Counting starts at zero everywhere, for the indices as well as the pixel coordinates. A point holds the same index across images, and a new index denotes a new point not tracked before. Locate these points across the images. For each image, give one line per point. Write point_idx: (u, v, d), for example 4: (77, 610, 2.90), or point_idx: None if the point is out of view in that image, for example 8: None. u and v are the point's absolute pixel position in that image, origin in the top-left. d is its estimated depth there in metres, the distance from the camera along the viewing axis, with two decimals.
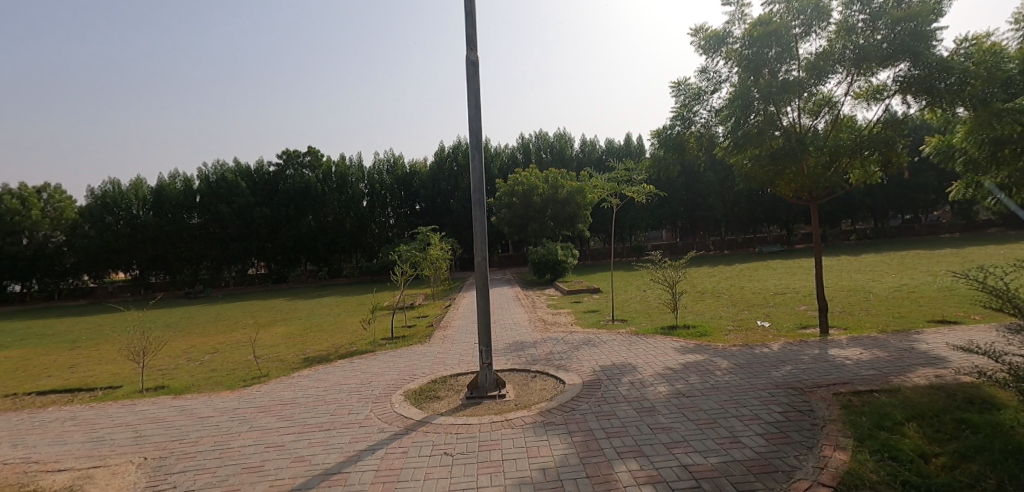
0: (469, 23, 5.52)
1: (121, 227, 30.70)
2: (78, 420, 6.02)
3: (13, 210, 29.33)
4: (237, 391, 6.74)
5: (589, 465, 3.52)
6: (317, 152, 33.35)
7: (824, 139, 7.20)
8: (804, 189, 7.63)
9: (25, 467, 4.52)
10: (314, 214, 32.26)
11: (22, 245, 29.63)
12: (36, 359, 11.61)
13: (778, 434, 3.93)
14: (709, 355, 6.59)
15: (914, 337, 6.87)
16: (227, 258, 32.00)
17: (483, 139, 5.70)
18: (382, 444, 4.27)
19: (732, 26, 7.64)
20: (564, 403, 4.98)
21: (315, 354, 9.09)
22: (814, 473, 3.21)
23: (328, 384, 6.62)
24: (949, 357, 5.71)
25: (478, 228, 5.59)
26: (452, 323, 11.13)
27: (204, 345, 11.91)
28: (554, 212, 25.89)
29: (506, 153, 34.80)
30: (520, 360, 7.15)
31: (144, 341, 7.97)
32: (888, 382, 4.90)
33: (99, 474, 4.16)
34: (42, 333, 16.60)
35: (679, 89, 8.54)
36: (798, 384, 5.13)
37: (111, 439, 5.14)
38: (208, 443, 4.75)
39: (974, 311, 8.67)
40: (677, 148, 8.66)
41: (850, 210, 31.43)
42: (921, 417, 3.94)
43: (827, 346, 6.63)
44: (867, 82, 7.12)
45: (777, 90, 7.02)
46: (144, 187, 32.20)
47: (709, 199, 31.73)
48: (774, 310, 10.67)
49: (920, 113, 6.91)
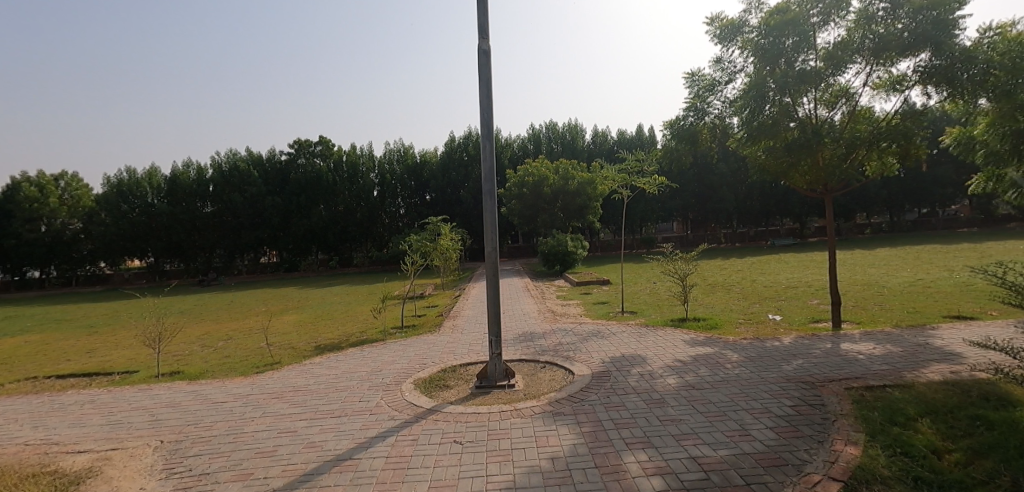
0: (482, 12, 5.48)
1: (136, 216, 31.15)
2: (96, 403, 6.16)
3: (32, 197, 29.92)
4: (250, 378, 6.84)
5: (597, 456, 3.53)
6: (329, 142, 33.52)
7: (840, 132, 7.06)
8: (818, 182, 7.52)
9: (46, 449, 4.63)
10: (325, 205, 32.59)
11: (40, 233, 30.26)
12: (54, 343, 11.84)
13: (788, 428, 3.91)
14: (719, 348, 6.55)
15: (928, 332, 6.79)
16: (240, 246, 32.32)
17: (494, 129, 5.65)
18: (393, 431, 4.33)
19: (748, 14, 7.50)
20: (573, 394, 4.99)
21: (327, 343, 9.19)
22: (824, 467, 3.20)
23: (338, 372, 6.69)
24: (965, 353, 5.63)
25: (487, 218, 5.54)
26: (461, 313, 11.17)
27: (217, 332, 12.11)
28: (565, 203, 25.77)
29: (517, 143, 34.74)
30: (528, 351, 7.19)
31: (159, 327, 8.06)
32: (900, 377, 4.85)
33: (116, 456, 4.26)
34: (60, 318, 16.94)
35: (693, 80, 8.41)
36: (810, 378, 5.09)
37: (128, 423, 5.25)
38: (222, 427, 4.84)
39: (991, 307, 8.51)
40: (689, 139, 8.54)
41: (865, 203, 31.01)
42: (934, 413, 3.90)
43: (839, 341, 6.55)
44: (887, 72, 6.96)
45: (793, 81, 6.91)
46: (158, 175, 32.55)
47: (721, 191, 31.48)
48: (786, 304, 10.60)
49: (941, 104, 6.76)
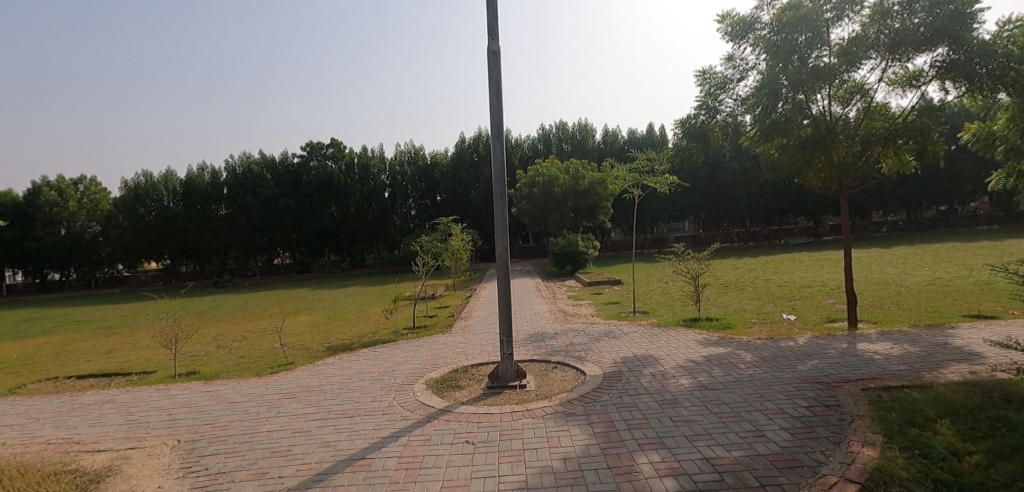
0: (491, 13, 5.49)
1: (153, 218, 31.67)
2: (115, 403, 6.28)
3: (52, 201, 30.67)
4: (264, 377, 6.95)
5: (610, 457, 3.52)
6: (340, 144, 33.80)
7: (855, 128, 6.96)
8: (833, 180, 7.42)
9: (67, 447, 4.74)
10: (337, 207, 32.90)
11: (60, 236, 30.93)
12: (74, 344, 12.09)
13: (804, 429, 3.86)
14: (733, 348, 6.49)
15: (948, 331, 6.67)
16: (254, 248, 32.72)
17: (504, 129, 5.66)
18: (406, 431, 4.36)
19: (760, 11, 7.42)
20: (585, 395, 4.98)
21: (340, 343, 9.28)
22: (840, 468, 3.16)
23: (351, 372, 6.75)
24: (985, 353, 5.52)
25: (498, 219, 5.55)
26: (473, 314, 11.22)
27: (232, 332, 12.28)
28: (575, 203, 25.70)
29: (527, 144, 34.73)
30: (540, 351, 7.19)
31: (175, 328, 8.18)
32: (919, 377, 4.77)
33: (136, 455, 4.35)
34: (79, 319, 17.28)
35: (704, 78, 8.34)
36: (825, 379, 5.02)
37: (146, 422, 5.35)
38: (238, 427, 4.91)
39: (1013, 306, 8.33)
40: (701, 137, 8.45)
41: (881, 201, 30.54)
42: (954, 414, 3.83)
43: (855, 341, 6.47)
44: (903, 68, 6.86)
45: (806, 77, 6.82)
46: (174, 178, 33.08)
47: (733, 190, 31.18)
48: (800, 303, 10.47)
49: (959, 99, 6.63)
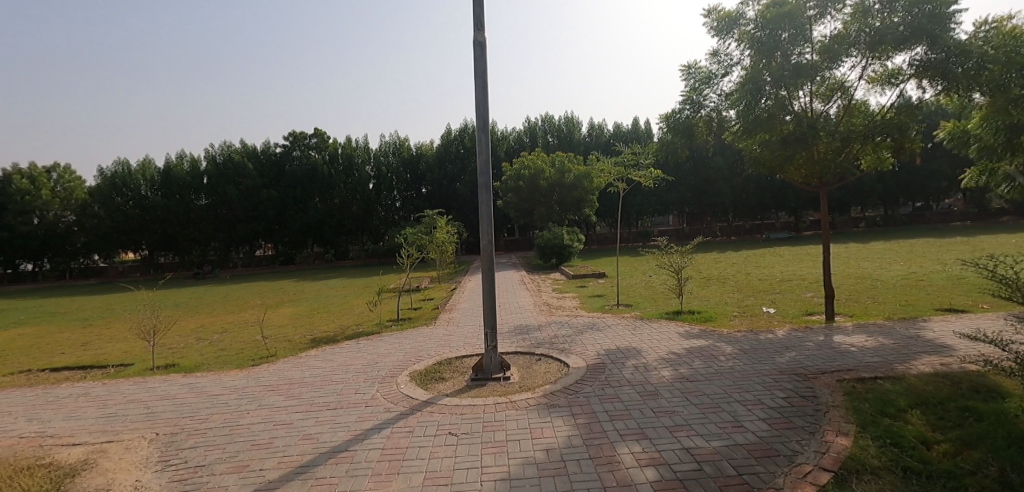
0: (477, 2, 5.44)
1: (130, 208, 30.92)
2: (90, 396, 6.14)
3: (24, 190, 29.58)
4: (245, 370, 6.85)
5: (592, 447, 3.56)
6: (323, 134, 33.31)
7: (836, 125, 7.05)
8: (813, 175, 7.53)
9: (41, 441, 4.63)
10: (321, 198, 32.46)
11: (33, 225, 30.02)
12: (47, 336, 11.77)
13: (780, 419, 3.95)
14: (714, 341, 6.58)
15: (920, 324, 6.89)
16: (235, 239, 32.15)
17: (489, 121, 5.61)
18: (388, 423, 4.34)
19: (745, 6, 7.46)
20: (568, 386, 5.02)
21: (322, 335, 9.21)
22: (815, 458, 3.24)
23: (334, 365, 6.68)
24: (955, 345, 5.69)
25: (483, 211, 5.53)
26: (458, 306, 11.21)
27: (213, 324, 12.10)
28: (561, 196, 25.75)
29: (513, 136, 34.68)
30: (525, 343, 7.21)
31: (154, 319, 8.03)
32: (892, 369, 4.90)
33: (112, 449, 4.26)
34: (52, 311, 16.79)
35: (689, 72, 8.39)
36: (802, 371, 5.12)
37: (123, 415, 5.24)
38: (218, 420, 4.84)
39: (982, 300, 8.61)
40: (686, 132, 8.54)
41: (859, 196, 31.21)
42: (925, 404, 3.95)
43: (832, 334, 6.62)
44: (882, 65, 6.97)
45: (789, 74, 6.89)
46: (152, 167, 32.31)
47: (716, 184, 31.55)
48: (779, 297, 10.67)
49: (935, 98, 6.78)
